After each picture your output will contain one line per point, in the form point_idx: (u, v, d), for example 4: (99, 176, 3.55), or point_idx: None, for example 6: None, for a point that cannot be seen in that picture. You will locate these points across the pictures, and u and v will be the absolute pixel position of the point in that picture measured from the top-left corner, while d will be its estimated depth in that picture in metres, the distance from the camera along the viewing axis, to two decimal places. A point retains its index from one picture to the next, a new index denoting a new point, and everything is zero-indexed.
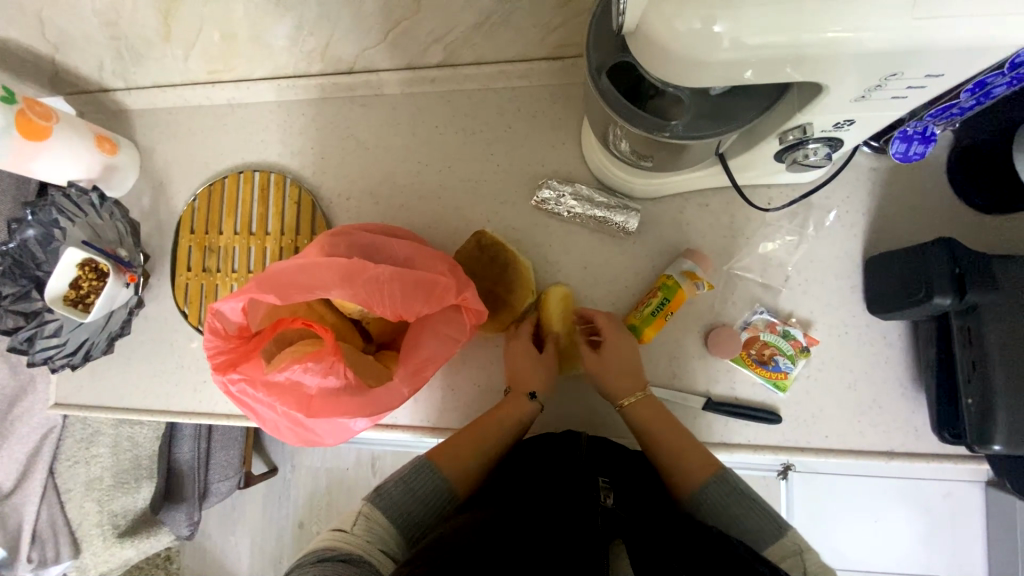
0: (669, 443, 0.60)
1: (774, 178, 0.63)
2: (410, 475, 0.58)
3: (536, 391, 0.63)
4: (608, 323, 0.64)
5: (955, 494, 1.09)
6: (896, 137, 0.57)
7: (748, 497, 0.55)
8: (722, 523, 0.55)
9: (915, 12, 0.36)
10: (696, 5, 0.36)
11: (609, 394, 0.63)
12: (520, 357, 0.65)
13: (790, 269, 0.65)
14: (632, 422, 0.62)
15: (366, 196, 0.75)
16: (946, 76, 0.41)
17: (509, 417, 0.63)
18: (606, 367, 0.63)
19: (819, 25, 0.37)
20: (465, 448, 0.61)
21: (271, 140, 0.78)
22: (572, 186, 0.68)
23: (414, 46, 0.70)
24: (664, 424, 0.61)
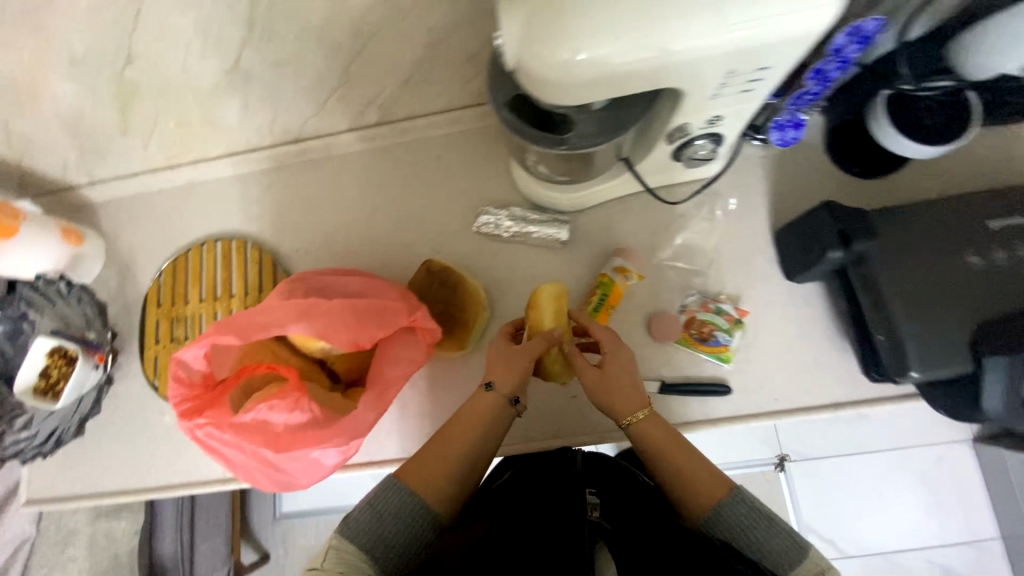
0: (674, 458, 0.60)
1: (680, 175, 0.71)
2: (377, 498, 0.58)
3: (493, 381, 0.62)
4: (616, 344, 0.64)
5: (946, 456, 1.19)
6: (771, 127, 0.66)
7: (767, 518, 0.56)
8: (738, 543, 0.56)
9: (726, 22, 0.45)
10: (555, 41, 0.45)
11: (612, 414, 0.62)
12: (495, 354, 0.64)
13: (711, 253, 0.72)
14: (640, 441, 0.61)
15: (322, 247, 0.81)
16: (774, 67, 0.50)
17: (475, 408, 0.62)
18: (609, 381, 0.62)
19: (655, 40, 0.45)
20: (432, 461, 0.61)
21: (231, 210, 0.84)
22: (507, 210, 0.76)
23: (351, 110, 0.78)
24: (669, 439, 0.61)
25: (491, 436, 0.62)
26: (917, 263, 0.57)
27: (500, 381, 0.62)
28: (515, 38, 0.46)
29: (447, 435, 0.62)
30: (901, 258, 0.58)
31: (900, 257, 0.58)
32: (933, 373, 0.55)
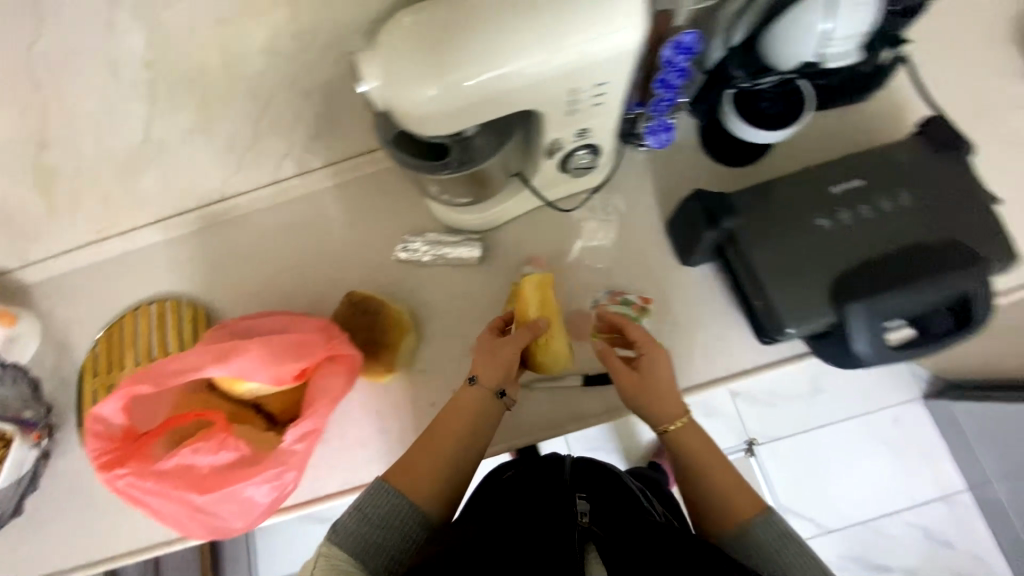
0: (710, 467, 0.67)
1: (574, 185, 0.78)
2: (367, 503, 0.63)
3: (477, 375, 0.67)
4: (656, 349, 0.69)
5: (902, 417, 1.46)
6: (646, 134, 0.74)
7: (797, 542, 0.61)
8: (765, 564, 0.60)
9: (553, 50, 0.52)
10: (409, 83, 0.51)
11: (654, 418, 0.68)
12: (481, 345, 0.70)
13: (614, 251, 0.79)
14: (675, 446, 0.68)
15: (252, 296, 0.83)
16: (612, 82, 0.57)
17: (463, 402, 0.68)
18: (648, 385, 0.67)
19: (495, 71, 0.52)
20: (424, 466, 0.65)
21: (163, 273, 0.87)
22: (421, 236, 0.79)
23: (268, 164, 0.83)
24: (707, 452, 0.68)
25: (480, 429, 0.67)
26: (778, 232, 0.64)
27: (484, 375, 0.67)
28: (376, 82, 0.52)
29: (436, 433, 0.67)
30: (764, 230, 0.65)
31: (763, 229, 0.65)
32: (806, 328, 0.62)
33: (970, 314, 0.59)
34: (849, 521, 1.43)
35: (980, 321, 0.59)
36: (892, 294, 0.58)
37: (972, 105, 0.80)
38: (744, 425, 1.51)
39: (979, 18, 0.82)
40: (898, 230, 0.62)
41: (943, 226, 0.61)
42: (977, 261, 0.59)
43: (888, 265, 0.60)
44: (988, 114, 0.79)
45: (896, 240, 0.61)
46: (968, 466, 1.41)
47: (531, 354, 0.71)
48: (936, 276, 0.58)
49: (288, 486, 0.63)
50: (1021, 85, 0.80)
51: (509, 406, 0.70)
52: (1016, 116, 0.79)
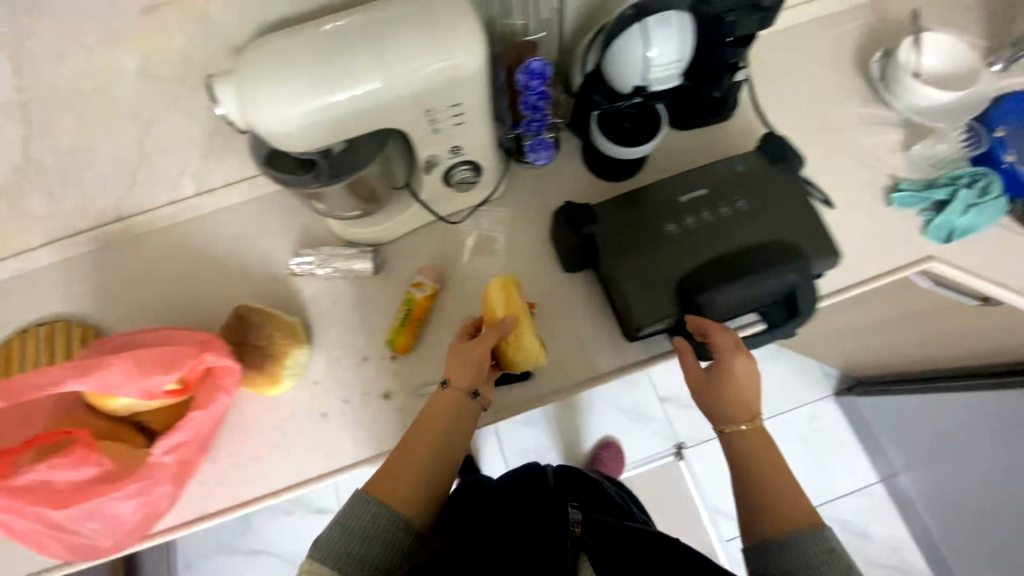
0: (770, 475, 0.64)
1: (463, 200, 0.82)
2: (347, 516, 0.64)
3: (449, 378, 0.70)
4: (732, 353, 0.65)
5: (817, 414, 1.56)
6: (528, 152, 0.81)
7: (846, 559, 0.57)
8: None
9: (396, 74, 0.56)
10: (261, 105, 0.55)
11: (716, 418, 0.68)
12: (454, 349, 0.72)
13: (504, 261, 0.83)
14: (738, 450, 0.66)
15: (150, 316, 0.84)
16: (465, 103, 0.62)
17: (439, 406, 0.69)
18: (723, 383, 0.66)
19: (343, 94, 0.56)
20: (404, 474, 0.66)
21: (56, 294, 0.86)
22: (316, 251, 0.82)
23: (164, 184, 0.83)
24: (769, 459, 0.66)
25: (454, 430, 0.69)
26: (632, 238, 0.71)
27: (455, 379, 0.70)
28: (232, 105, 0.56)
29: (417, 435, 0.69)
30: (621, 236, 0.71)
31: (620, 235, 0.71)
32: (656, 325, 0.68)
33: (796, 306, 0.67)
34: None
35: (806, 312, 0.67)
36: (728, 290, 0.65)
37: (814, 124, 0.90)
38: (672, 428, 1.57)
39: (817, 50, 0.95)
40: (735, 233, 0.69)
41: (773, 228, 0.69)
42: (798, 259, 0.67)
43: (724, 265, 0.67)
44: (830, 130, 0.89)
45: (734, 242, 0.69)
46: (877, 458, 1.51)
47: (502, 352, 0.72)
48: (764, 273, 0.66)
49: (157, 502, 0.66)
50: (864, 108, 0.90)
51: (485, 405, 0.71)
52: (859, 132, 0.89)
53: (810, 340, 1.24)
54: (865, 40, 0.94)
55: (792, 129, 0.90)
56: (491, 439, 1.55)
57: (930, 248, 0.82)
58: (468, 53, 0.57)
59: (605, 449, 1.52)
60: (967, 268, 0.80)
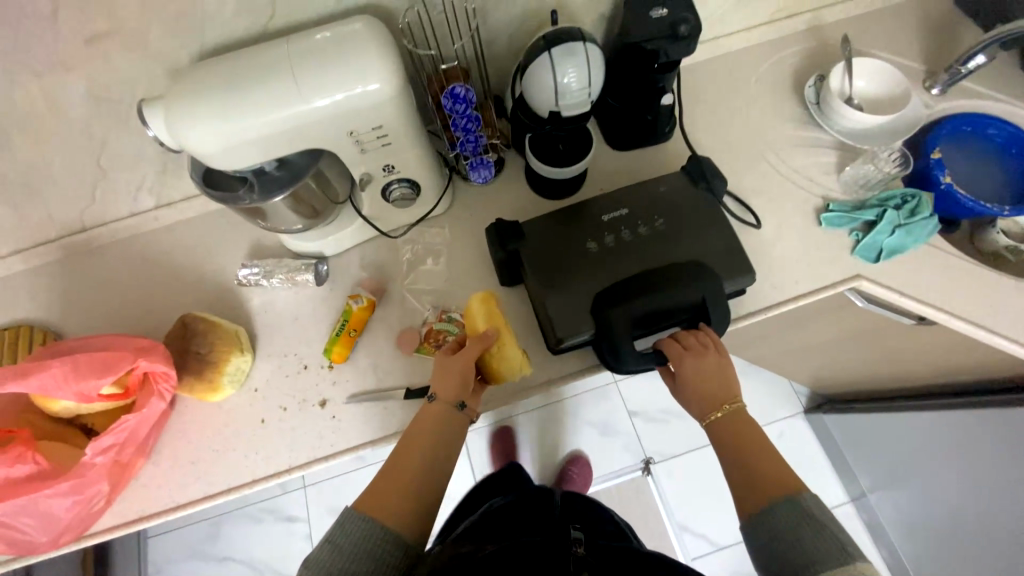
0: (745, 453, 0.65)
1: (406, 215, 0.86)
2: (338, 533, 0.61)
3: (435, 393, 0.71)
4: (685, 357, 0.69)
5: (787, 432, 1.56)
6: (469, 170, 0.84)
7: (818, 522, 0.57)
8: (785, 545, 0.57)
9: (314, 98, 0.60)
10: (188, 127, 0.59)
11: (695, 411, 0.71)
12: (439, 363, 0.73)
13: (444, 274, 0.86)
14: (719, 438, 0.68)
15: (106, 322, 0.87)
16: (387, 125, 0.66)
17: (430, 419, 0.70)
18: (695, 382, 0.69)
19: (264, 116, 0.60)
20: (394, 489, 0.65)
21: (19, 300, 0.90)
22: (262, 263, 0.85)
23: (125, 197, 0.88)
24: (749, 441, 0.66)
25: (444, 444, 0.69)
26: (556, 256, 0.75)
27: (441, 392, 0.71)
28: (163, 127, 0.61)
29: (407, 450, 0.68)
30: (545, 254, 0.75)
31: (544, 252, 0.75)
32: (576, 338, 0.71)
33: (707, 317, 0.71)
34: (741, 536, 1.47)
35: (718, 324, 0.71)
36: (640, 302, 0.69)
37: (751, 145, 0.93)
38: (640, 443, 1.56)
39: (755, 75, 0.98)
40: (651, 250, 0.74)
41: (687, 245, 0.74)
42: (708, 273, 0.71)
43: (639, 279, 0.71)
44: (765, 152, 0.92)
45: (649, 259, 0.73)
46: (846, 478, 1.49)
47: (486, 364, 0.74)
48: (675, 287, 0.70)
49: (92, 501, 0.69)
50: (800, 131, 0.93)
51: (472, 417, 0.73)
52: (796, 153, 0.92)
53: (767, 357, 1.24)
54: (800, 67, 0.98)
55: (727, 150, 0.92)
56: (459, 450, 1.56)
57: (859, 268, 0.83)
58: (381, 78, 0.61)
59: (573, 464, 1.51)
60: (896, 287, 0.81)
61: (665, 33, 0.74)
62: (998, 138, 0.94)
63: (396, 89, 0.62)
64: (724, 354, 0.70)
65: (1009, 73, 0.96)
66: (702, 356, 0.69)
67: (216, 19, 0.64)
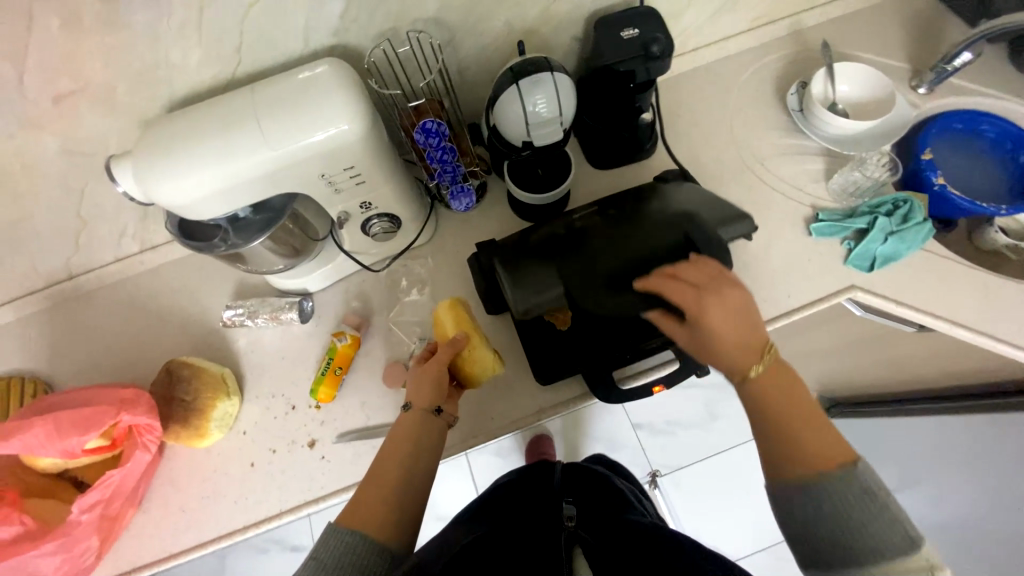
0: (794, 420, 0.56)
1: (389, 247, 0.85)
2: (319, 549, 0.53)
3: (409, 401, 0.68)
4: (699, 297, 0.60)
5: None
6: (449, 199, 0.84)
7: (879, 499, 0.51)
8: (844, 529, 0.50)
9: (279, 146, 0.59)
10: (156, 182, 0.59)
11: (728, 368, 0.60)
12: (412, 373, 0.71)
13: (429, 303, 0.85)
14: (755, 396, 0.58)
15: (95, 368, 0.87)
16: (358, 164, 0.65)
17: (406, 427, 0.65)
18: (720, 329, 0.59)
19: (230, 167, 0.59)
20: (373, 500, 0.59)
21: (8, 350, 0.90)
22: (245, 303, 0.85)
23: (109, 243, 0.88)
24: (790, 399, 0.58)
25: (424, 450, 0.64)
26: (521, 242, 0.74)
27: (416, 399, 0.68)
28: (131, 183, 0.60)
29: (385, 459, 0.63)
30: (511, 244, 0.74)
31: (511, 244, 0.74)
32: (538, 300, 0.66)
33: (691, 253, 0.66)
34: (757, 543, 1.45)
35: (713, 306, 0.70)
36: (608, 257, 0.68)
37: (736, 156, 0.91)
38: (646, 456, 1.53)
39: (737, 84, 0.96)
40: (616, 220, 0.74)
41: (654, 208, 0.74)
42: (678, 216, 0.71)
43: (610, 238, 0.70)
44: (750, 162, 0.90)
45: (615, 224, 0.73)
46: None
47: (459, 368, 0.73)
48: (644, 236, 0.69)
49: (81, 558, 0.68)
50: (784, 139, 0.91)
51: (450, 421, 0.69)
52: (782, 161, 0.90)
53: None
54: (783, 73, 0.96)
55: (712, 163, 0.91)
56: (462, 472, 1.54)
57: (854, 278, 0.81)
58: (345, 121, 0.60)
59: None
60: (891, 296, 0.79)
61: (637, 53, 0.73)
62: (991, 134, 0.91)
63: (362, 130, 0.61)
64: (743, 288, 0.61)
65: (1001, 67, 0.92)
66: (720, 293, 0.60)
67: (180, 69, 0.64)
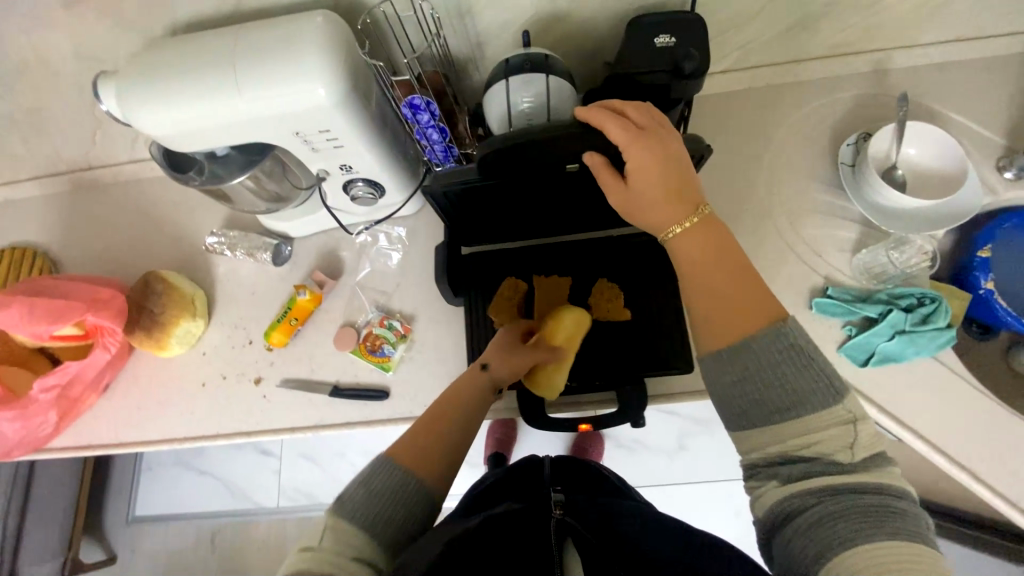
0: (716, 285, 0.55)
1: (373, 212, 0.84)
2: (369, 478, 0.50)
3: (490, 363, 0.65)
4: (638, 137, 0.56)
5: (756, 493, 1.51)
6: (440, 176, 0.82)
7: (807, 356, 0.49)
8: (772, 386, 0.49)
9: (249, 96, 0.58)
10: (133, 107, 0.59)
11: (654, 226, 0.58)
12: (499, 343, 0.68)
13: (398, 277, 0.85)
14: (680, 255, 0.57)
15: (96, 259, 0.94)
16: (334, 128, 0.63)
17: (470, 383, 0.63)
18: (641, 177, 0.56)
19: (201, 107, 0.58)
20: (428, 441, 0.56)
21: (30, 222, 0.98)
22: (227, 233, 0.88)
23: (123, 145, 0.91)
24: (711, 250, 0.56)
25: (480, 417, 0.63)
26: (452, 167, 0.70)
27: (497, 368, 0.65)
28: (112, 103, 0.61)
29: (445, 404, 0.61)
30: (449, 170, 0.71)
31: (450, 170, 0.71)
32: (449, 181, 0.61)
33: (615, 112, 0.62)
34: None
35: (657, 366, 0.70)
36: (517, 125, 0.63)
37: (761, 200, 0.81)
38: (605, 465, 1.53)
39: (792, 117, 0.84)
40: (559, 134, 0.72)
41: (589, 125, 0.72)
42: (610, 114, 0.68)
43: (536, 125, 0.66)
44: (774, 210, 0.81)
45: None
46: None
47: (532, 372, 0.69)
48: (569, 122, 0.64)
49: (38, 427, 0.77)
50: (820, 193, 0.81)
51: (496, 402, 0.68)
52: (809, 218, 0.80)
53: None
54: (849, 116, 0.83)
55: (731, 201, 0.82)
56: None
57: (842, 368, 0.73)
58: (318, 84, 0.57)
59: None
60: (877, 401, 0.70)
61: (664, 68, 0.65)
62: None
63: (336, 95, 0.58)
64: (679, 140, 0.58)
65: None
66: (656, 138, 0.56)
67: None
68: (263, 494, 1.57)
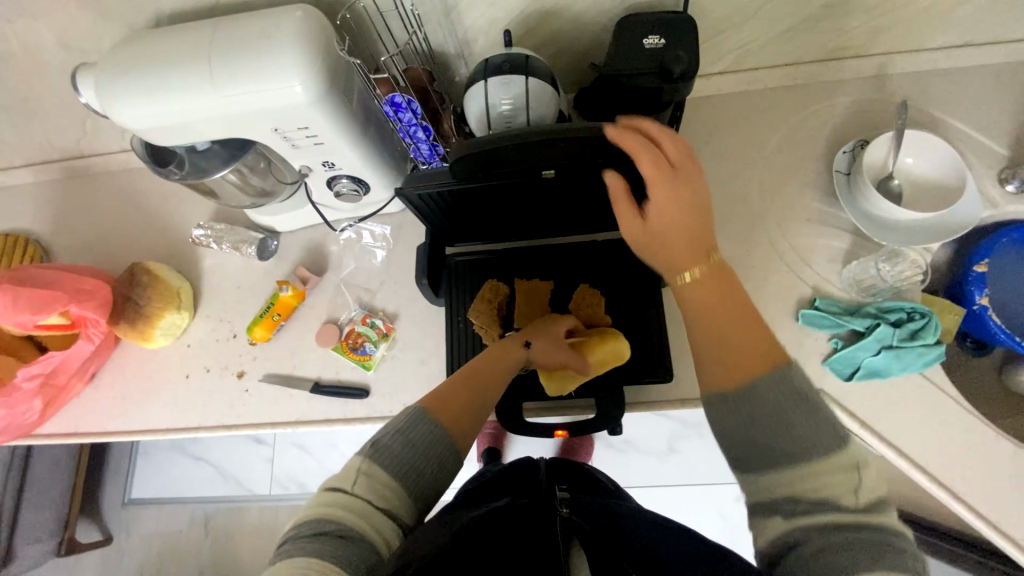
0: (718, 300, 0.53)
1: (359, 209, 0.83)
2: (407, 427, 0.49)
3: (533, 342, 0.65)
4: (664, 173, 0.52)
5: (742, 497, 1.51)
6: None
7: (811, 403, 0.45)
8: (775, 433, 0.45)
9: (224, 92, 0.57)
10: (110, 100, 0.59)
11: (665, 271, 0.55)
12: (544, 327, 0.67)
13: (382, 274, 0.84)
14: (691, 302, 0.54)
15: (86, 248, 0.95)
16: (313, 125, 0.62)
17: (508, 356, 0.63)
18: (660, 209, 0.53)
19: (176, 102, 0.58)
20: (459, 402, 0.55)
21: (23, 208, 0.99)
22: (213, 227, 0.88)
23: (113, 134, 0.91)
24: (721, 282, 0.54)
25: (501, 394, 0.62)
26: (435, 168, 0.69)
27: (536, 350, 0.65)
28: (91, 95, 0.61)
29: (486, 369, 0.60)
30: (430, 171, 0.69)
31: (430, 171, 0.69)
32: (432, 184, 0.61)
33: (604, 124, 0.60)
34: None
35: (636, 373, 0.69)
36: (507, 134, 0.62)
37: (752, 206, 0.80)
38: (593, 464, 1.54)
39: (788, 121, 0.82)
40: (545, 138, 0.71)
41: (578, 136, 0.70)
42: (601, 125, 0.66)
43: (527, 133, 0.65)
44: (765, 217, 0.79)
45: None
46: None
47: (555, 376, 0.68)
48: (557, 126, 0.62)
49: (22, 415, 0.78)
50: (813, 201, 0.79)
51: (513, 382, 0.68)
52: (800, 226, 0.78)
53: None
54: (847, 121, 0.81)
55: (721, 207, 0.80)
56: None
57: (827, 381, 0.71)
58: (294, 81, 0.56)
59: None
60: (861, 416, 0.69)
61: (652, 70, 0.63)
62: None
63: (312, 92, 0.57)
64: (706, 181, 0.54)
65: None
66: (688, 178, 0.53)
67: None
68: (255, 481, 1.59)
